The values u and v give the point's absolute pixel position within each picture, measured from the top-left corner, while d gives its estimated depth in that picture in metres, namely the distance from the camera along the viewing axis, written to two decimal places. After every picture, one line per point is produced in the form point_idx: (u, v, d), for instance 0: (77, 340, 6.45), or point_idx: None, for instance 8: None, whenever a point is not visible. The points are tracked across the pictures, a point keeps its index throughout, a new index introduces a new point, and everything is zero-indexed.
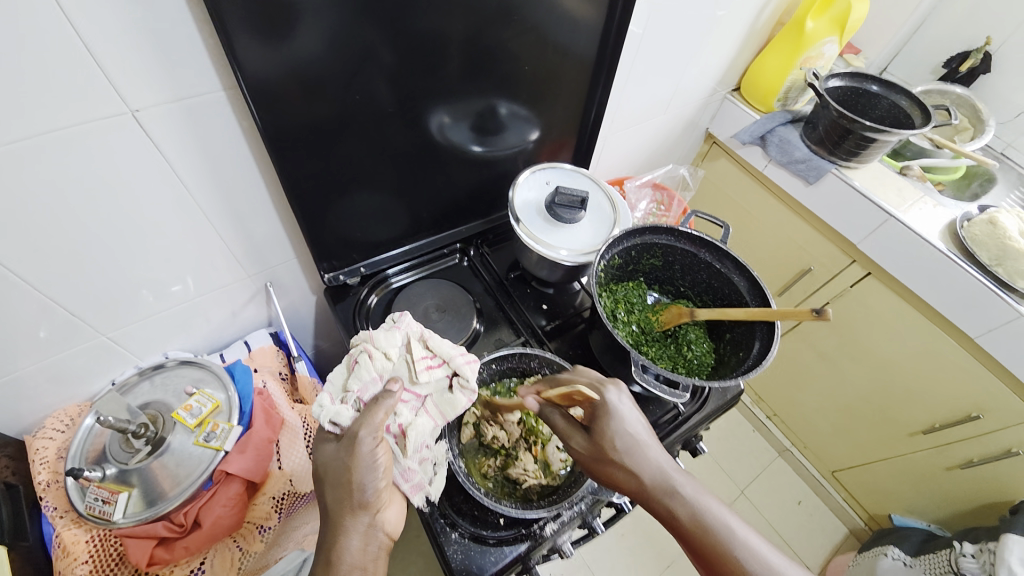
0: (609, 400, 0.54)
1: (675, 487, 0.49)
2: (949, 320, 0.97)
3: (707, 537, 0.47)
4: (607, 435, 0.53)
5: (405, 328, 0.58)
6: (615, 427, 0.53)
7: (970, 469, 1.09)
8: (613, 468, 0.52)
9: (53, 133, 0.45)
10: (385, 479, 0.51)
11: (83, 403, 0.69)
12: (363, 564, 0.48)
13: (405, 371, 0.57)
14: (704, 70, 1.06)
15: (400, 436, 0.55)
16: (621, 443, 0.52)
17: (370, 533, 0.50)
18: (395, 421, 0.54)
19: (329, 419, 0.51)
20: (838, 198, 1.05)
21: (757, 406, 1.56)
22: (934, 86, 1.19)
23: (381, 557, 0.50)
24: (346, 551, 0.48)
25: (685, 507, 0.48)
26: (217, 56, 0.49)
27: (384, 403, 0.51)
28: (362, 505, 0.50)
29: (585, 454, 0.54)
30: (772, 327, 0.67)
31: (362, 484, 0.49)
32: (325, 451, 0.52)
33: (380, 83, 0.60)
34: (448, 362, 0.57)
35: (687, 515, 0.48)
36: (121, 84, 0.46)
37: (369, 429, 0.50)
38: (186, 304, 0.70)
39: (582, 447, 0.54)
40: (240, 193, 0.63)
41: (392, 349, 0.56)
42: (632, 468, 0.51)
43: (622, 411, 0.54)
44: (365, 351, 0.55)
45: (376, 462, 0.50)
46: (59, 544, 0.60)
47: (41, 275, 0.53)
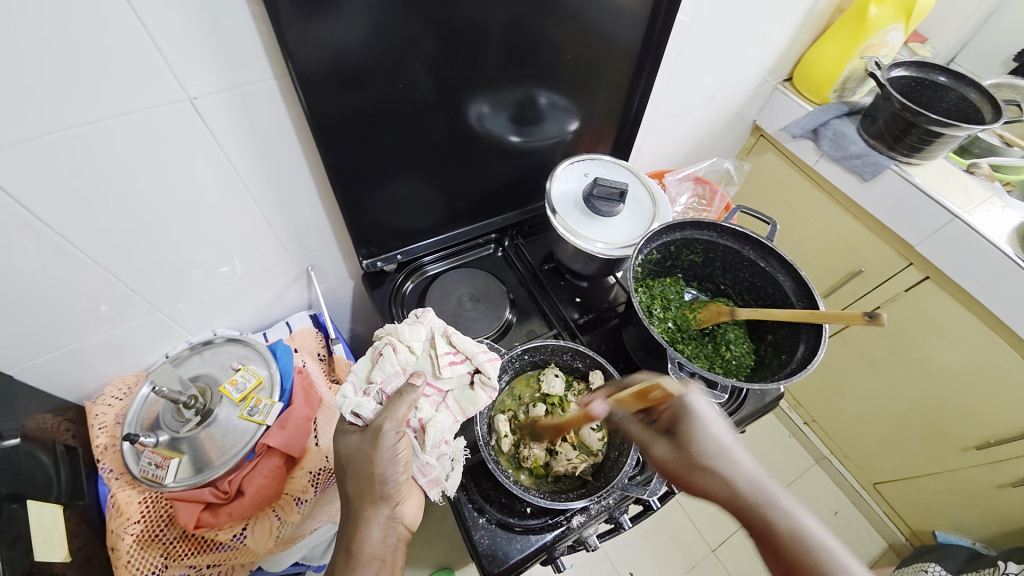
0: (688, 403, 0.53)
1: (771, 497, 0.47)
2: (1013, 331, 0.90)
3: (803, 553, 0.43)
4: (692, 439, 0.52)
5: (429, 324, 0.61)
6: (696, 428, 0.52)
7: (1023, 489, 1.02)
8: (702, 474, 0.50)
9: (120, 118, 0.47)
10: (405, 473, 0.53)
11: (139, 373, 0.73)
12: (383, 555, 0.50)
13: (428, 365, 0.60)
14: (754, 59, 1.01)
15: (420, 431, 0.56)
16: (709, 446, 0.51)
17: (389, 525, 0.52)
18: (415, 416, 0.56)
19: (351, 409, 0.53)
20: (896, 197, 0.99)
21: (795, 411, 1.49)
22: (1007, 78, 1.10)
23: (399, 549, 0.51)
24: (366, 541, 0.50)
25: (783, 520, 0.46)
26: (267, 44, 0.51)
27: (407, 397, 0.53)
28: (383, 497, 0.52)
29: (670, 463, 0.52)
30: (819, 330, 0.64)
31: (384, 477, 0.51)
32: (347, 442, 0.53)
33: (421, 71, 0.60)
34: (470, 359, 0.60)
35: (785, 528, 0.45)
36: (179, 70, 0.47)
37: (392, 422, 0.52)
38: (233, 285, 0.74)
39: (666, 453, 0.53)
40: (285, 179, 0.65)
41: (416, 343, 0.59)
42: (723, 474, 0.49)
43: (704, 414, 0.53)
44: (389, 344, 0.58)
45: (398, 456, 0.52)
46: (114, 503, 0.64)
47: (104, 253, 0.57)
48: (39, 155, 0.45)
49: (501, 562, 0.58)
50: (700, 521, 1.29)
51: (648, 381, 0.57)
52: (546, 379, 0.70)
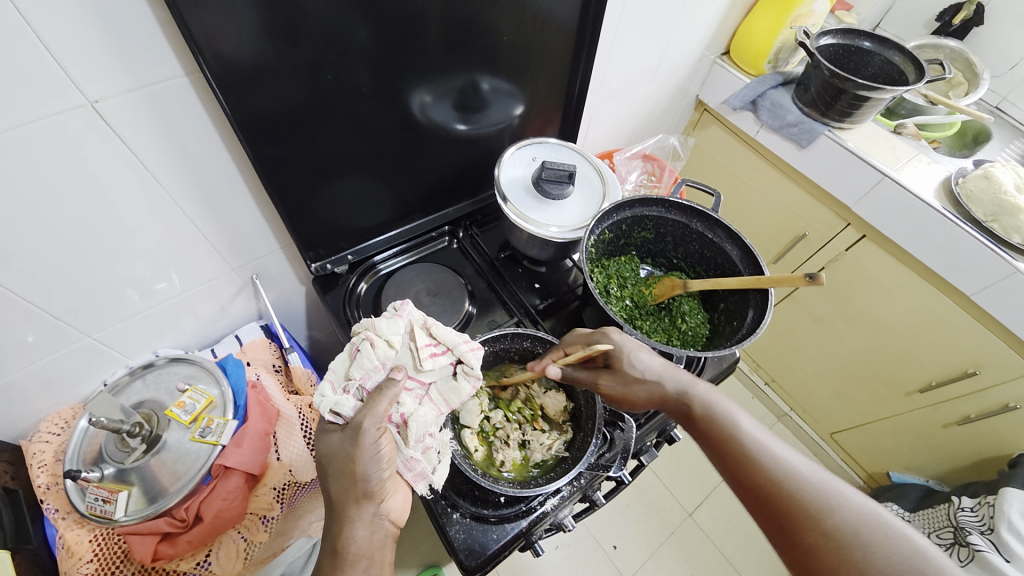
0: (617, 343, 0.61)
1: (689, 388, 0.57)
2: (943, 278, 0.97)
3: (716, 426, 0.53)
4: (625, 368, 0.60)
5: (407, 316, 0.59)
6: (629, 359, 0.60)
7: (966, 425, 1.10)
8: (639, 389, 0.59)
9: (14, 130, 0.43)
10: (389, 468, 0.51)
11: (76, 405, 0.68)
12: (370, 553, 0.48)
13: (409, 358, 0.58)
14: (692, 33, 1.03)
15: (402, 425, 0.55)
16: (637, 367, 0.59)
17: (375, 522, 0.50)
18: (396, 410, 0.54)
19: (330, 408, 0.51)
20: (831, 161, 1.03)
21: (755, 373, 1.56)
22: (927, 40, 1.16)
23: (388, 545, 0.50)
24: (351, 540, 0.48)
25: (700, 402, 0.56)
26: (174, 40, 0.47)
27: (388, 391, 0.52)
28: (366, 495, 0.50)
29: (614, 390, 0.60)
30: (765, 295, 0.67)
31: (366, 474, 0.50)
32: (329, 441, 0.52)
33: (353, 60, 0.58)
34: (452, 349, 0.59)
35: (700, 407, 0.55)
36: (74, 72, 0.43)
37: (373, 419, 0.51)
38: (173, 301, 0.69)
39: (609, 384, 0.61)
40: (215, 184, 0.61)
41: (395, 337, 0.57)
42: (654, 382, 0.59)
43: (629, 344, 0.60)
44: (367, 340, 0.56)
45: (380, 453, 0.50)
46: (63, 545, 0.60)
47: (19, 280, 0.52)
48: None
49: (479, 554, 0.58)
50: (676, 487, 1.34)
51: (576, 337, 0.63)
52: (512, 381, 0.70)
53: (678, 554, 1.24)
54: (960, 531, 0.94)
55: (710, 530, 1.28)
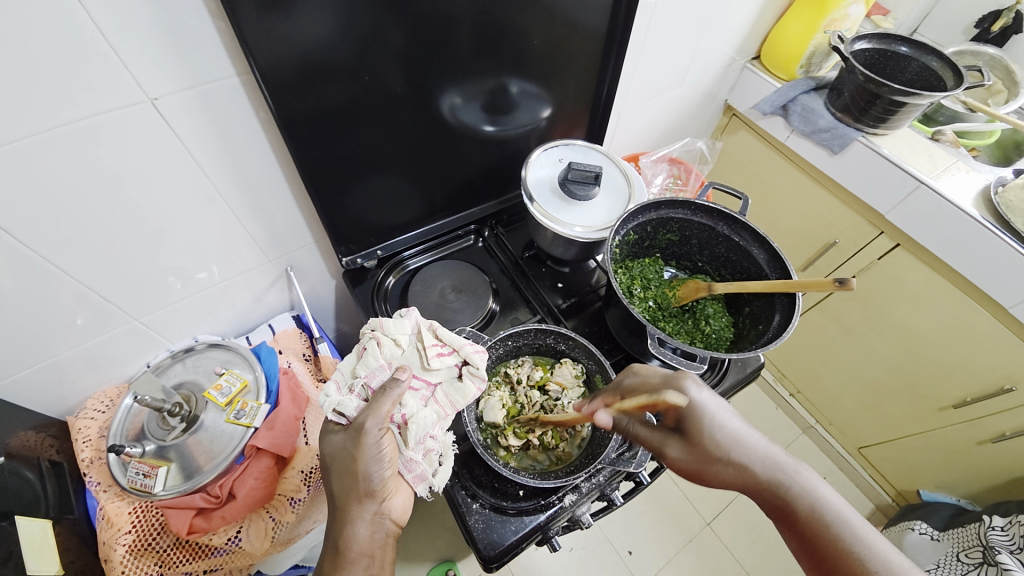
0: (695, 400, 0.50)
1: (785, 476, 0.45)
2: (981, 290, 0.93)
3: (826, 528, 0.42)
4: (702, 434, 0.49)
5: (415, 319, 0.61)
6: (704, 423, 0.49)
7: (1002, 442, 1.06)
8: (717, 468, 0.48)
9: (77, 123, 0.46)
10: (390, 468, 0.53)
11: (120, 385, 0.72)
12: (371, 551, 0.50)
13: (416, 358, 0.60)
14: (722, 37, 1.02)
15: (403, 425, 0.56)
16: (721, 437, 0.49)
17: (376, 521, 0.52)
18: (399, 411, 0.55)
19: (334, 408, 0.54)
20: (864, 167, 1.01)
21: (780, 383, 1.53)
22: (966, 47, 1.12)
23: (389, 544, 0.52)
24: (354, 539, 0.50)
25: (802, 499, 0.44)
26: (227, 41, 0.50)
27: (390, 393, 0.53)
28: (368, 494, 0.52)
29: (683, 463, 0.50)
30: (793, 299, 0.66)
31: (368, 474, 0.52)
32: (332, 441, 0.54)
33: (387, 63, 0.60)
34: (458, 351, 0.61)
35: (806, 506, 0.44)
36: (137, 70, 0.47)
37: (375, 419, 0.52)
38: (212, 290, 0.73)
39: (678, 453, 0.51)
40: (255, 180, 0.64)
41: (402, 336, 0.59)
42: (739, 462, 0.47)
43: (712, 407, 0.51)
44: (374, 338, 0.58)
45: (382, 453, 0.53)
46: (104, 516, 0.64)
47: (75, 264, 0.55)
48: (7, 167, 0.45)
49: (497, 545, 0.59)
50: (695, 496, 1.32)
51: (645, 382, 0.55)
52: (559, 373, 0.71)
53: (694, 562, 1.22)
54: (989, 550, 0.90)
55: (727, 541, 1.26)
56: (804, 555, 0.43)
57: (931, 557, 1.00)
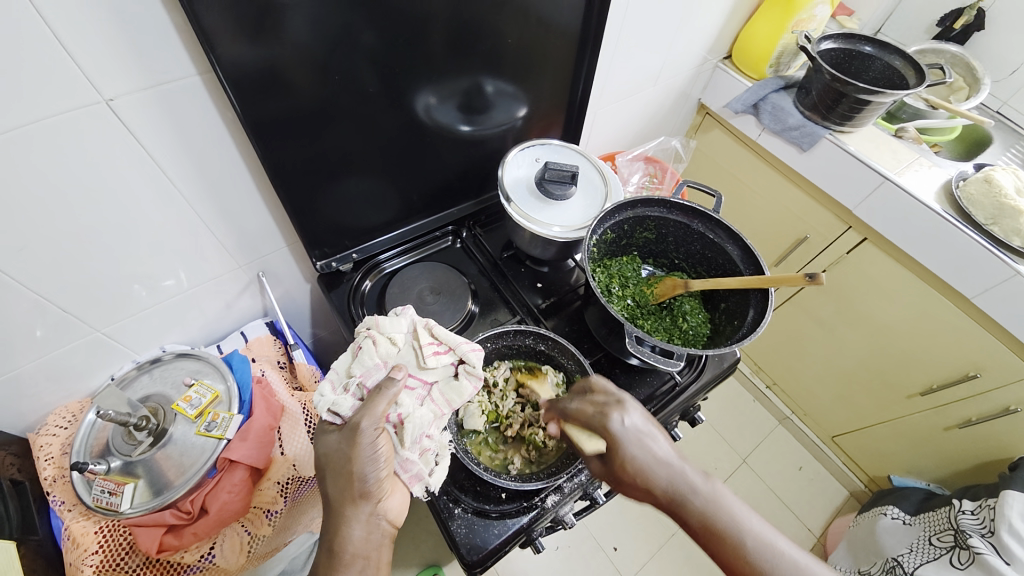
0: (619, 433, 0.51)
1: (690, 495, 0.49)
2: (944, 281, 0.97)
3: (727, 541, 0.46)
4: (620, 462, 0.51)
5: (410, 317, 0.61)
6: (624, 454, 0.51)
7: (967, 428, 1.10)
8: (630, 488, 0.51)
9: (27, 127, 0.44)
10: (386, 468, 0.52)
11: (84, 398, 0.69)
12: (366, 553, 0.49)
13: (411, 357, 0.59)
14: (694, 37, 1.04)
15: (399, 425, 0.54)
16: (633, 467, 0.50)
17: (372, 522, 0.50)
18: (395, 411, 0.54)
19: (328, 408, 0.53)
20: (833, 164, 1.04)
21: (757, 376, 1.57)
22: (928, 45, 1.17)
23: (384, 545, 0.51)
24: (349, 541, 0.49)
25: (698, 514, 0.48)
26: (189, 39, 0.48)
27: (387, 392, 0.53)
28: (363, 495, 0.50)
29: (604, 478, 0.53)
30: (766, 294, 0.67)
31: (363, 474, 0.50)
32: (327, 442, 0.52)
33: (357, 61, 0.58)
34: (455, 349, 0.60)
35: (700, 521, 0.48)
36: (93, 71, 0.45)
37: (370, 420, 0.51)
38: (180, 297, 0.70)
39: (598, 469, 0.54)
40: (223, 182, 0.62)
41: (397, 335, 0.59)
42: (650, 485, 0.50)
43: (632, 434, 0.51)
44: (369, 338, 0.57)
45: (378, 453, 0.51)
46: (69, 536, 0.61)
47: (31, 274, 0.53)
48: None
49: (480, 549, 0.58)
50: None
51: (585, 408, 0.55)
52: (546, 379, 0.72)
53: (678, 555, 1.24)
54: (960, 533, 0.94)
55: None
56: (715, 562, 0.47)
57: (904, 541, 1.03)
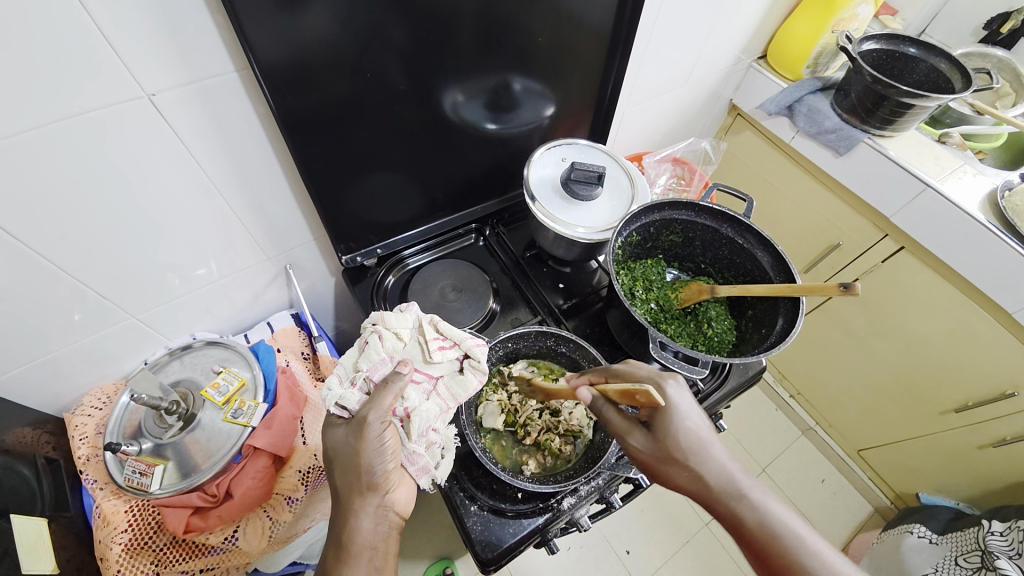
0: (672, 404, 0.51)
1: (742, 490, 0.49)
2: (985, 294, 0.92)
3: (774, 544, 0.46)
4: (670, 437, 0.51)
5: (416, 312, 0.61)
6: (678, 425, 0.51)
7: (1002, 447, 1.05)
8: (677, 470, 0.51)
9: (73, 119, 0.45)
10: (393, 461, 0.52)
11: (118, 381, 0.72)
12: (374, 543, 0.50)
13: (417, 352, 0.61)
14: (727, 36, 1.01)
15: (405, 419, 0.55)
16: (688, 443, 0.51)
17: (379, 514, 0.51)
18: (400, 404, 0.54)
19: (335, 401, 0.52)
20: (870, 169, 1.00)
21: (781, 385, 1.53)
22: (974, 49, 1.11)
23: (392, 536, 0.52)
24: (356, 531, 0.50)
25: (753, 513, 0.48)
26: (226, 35, 0.49)
27: (393, 386, 0.52)
28: (370, 487, 0.51)
29: (647, 455, 0.52)
30: (797, 303, 0.65)
31: (370, 467, 0.51)
32: (334, 435, 0.53)
33: (388, 59, 0.59)
34: (459, 344, 0.61)
35: (754, 522, 0.48)
36: (134, 65, 0.46)
37: (377, 413, 0.51)
38: (210, 287, 0.72)
39: (642, 445, 0.53)
40: (254, 176, 0.63)
41: (403, 329, 0.59)
42: (699, 469, 0.50)
43: (686, 408, 0.52)
44: (376, 332, 0.58)
45: (384, 445, 0.51)
46: (101, 514, 0.64)
47: (72, 260, 0.55)
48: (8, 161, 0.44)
49: (495, 547, 0.58)
50: None
51: (634, 371, 0.54)
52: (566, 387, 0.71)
53: (692, 562, 1.22)
54: (988, 555, 0.90)
55: (725, 542, 1.25)
56: (756, 562, 0.48)
57: (929, 561, 1.00)
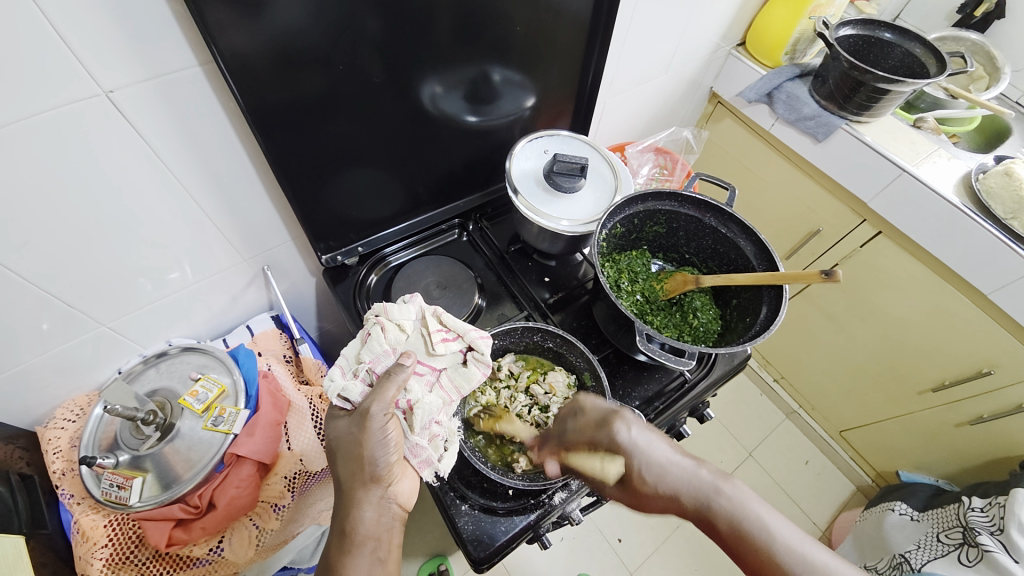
0: (625, 441, 0.50)
1: (717, 501, 0.47)
2: (960, 276, 0.95)
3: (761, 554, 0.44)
4: (633, 476, 0.49)
5: (419, 303, 0.60)
6: (636, 462, 0.49)
7: (980, 425, 1.09)
8: (654, 504, 0.49)
9: (26, 120, 0.43)
10: (396, 453, 0.51)
11: (92, 392, 0.69)
12: (377, 535, 0.49)
13: (420, 344, 0.58)
14: (706, 23, 1.01)
15: (409, 412, 0.55)
16: (650, 476, 0.49)
17: (383, 505, 0.51)
18: (404, 397, 0.54)
19: (338, 393, 0.53)
20: (849, 155, 1.01)
21: (765, 369, 1.55)
22: (948, 32, 1.12)
23: (396, 528, 0.50)
24: (360, 522, 0.49)
25: (731, 524, 0.46)
26: (188, 28, 0.47)
27: (395, 378, 0.52)
28: (373, 478, 0.50)
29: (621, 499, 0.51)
30: (779, 292, 0.66)
31: (374, 458, 0.50)
32: (337, 427, 0.53)
33: (362, 50, 0.57)
34: (463, 337, 0.59)
35: (733, 530, 0.46)
36: (90, 62, 0.43)
37: (380, 404, 0.51)
38: (185, 291, 0.70)
39: (615, 492, 0.52)
40: (226, 175, 0.61)
41: (406, 322, 0.58)
42: (671, 497, 0.48)
43: (641, 442, 0.50)
44: (378, 324, 0.56)
45: (387, 438, 0.51)
46: (79, 530, 0.61)
47: (35, 269, 0.52)
48: None
49: (487, 545, 0.58)
50: None
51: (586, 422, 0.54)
52: (556, 378, 0.71)
53: (683, 547, 1.24)
54: (969, 531, 0.93)
55: None
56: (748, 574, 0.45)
57: (913, 538, 1.03)
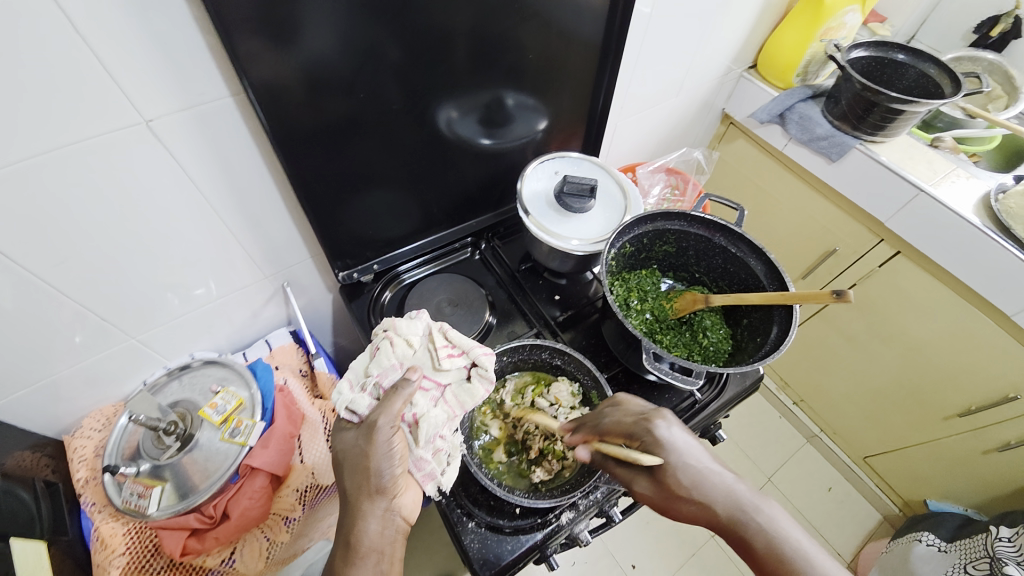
0: (661, 438, 0.52)
1: (747, 511, 0.49)
2: (983, 298, 0.92)
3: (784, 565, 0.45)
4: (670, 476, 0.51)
5: (425, 320, 0.60)
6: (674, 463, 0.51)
7: (1008, 452, 1.04)
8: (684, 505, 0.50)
9: (73, 146, 0.46)
10: (401, 465, 0.52)
11: (117, 403, 0.72)
12: (380, 547, 0.50)
13: (426, 358, 0.58)
14: (717, 47, 1.03)
15: (414, 425, 0.55)
16: (687, 479, 0.51)
17: (387, 518, 0.51)
18: (409, 410, 0.55)
19: (346, 406, 0.54)
20: (864, 175, 1.01)
21: (783, 392, 1.52)
22: (963, 53, 1.12)
23: (398, 540, 0.51)
24: (364, 534, 0.50)
25: (760, 535, 0.47)
26: (221, 61, 0.50)
27: (402, 392, 0.52)
28: (379, 490, 0.51)
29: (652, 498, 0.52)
30: (791, 311, 0.65)
31: (379, 470, 0.51)
32: (344, 439, 0.53)
33: (383, 79, 0.60)
34: (467, 352, 0.60)
35: (762, 543, 0.47)
36: (133, 93, 0.47)
37: (387, 417, 0.51)
38: (209, 306, 0.73)
39: (646, 490, 0.53)
40: (251, 196, 0.64)
41: (414, 336, 0.58)
42: (703, 502, 0.50)
43: (680, 443, 0.52)
44: (387, 338, 0.57)
45: (393, 450, 0.51)
46: (99, 537, 0.63)
47: (71, 283, 0.56)
48: (11, 188, 0.45)
49: (493, 565, 0.58)
50: None
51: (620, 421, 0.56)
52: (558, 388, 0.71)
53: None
54: (995, 560, 0.89)
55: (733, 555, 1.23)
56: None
57: (939, 569, 0.98)
